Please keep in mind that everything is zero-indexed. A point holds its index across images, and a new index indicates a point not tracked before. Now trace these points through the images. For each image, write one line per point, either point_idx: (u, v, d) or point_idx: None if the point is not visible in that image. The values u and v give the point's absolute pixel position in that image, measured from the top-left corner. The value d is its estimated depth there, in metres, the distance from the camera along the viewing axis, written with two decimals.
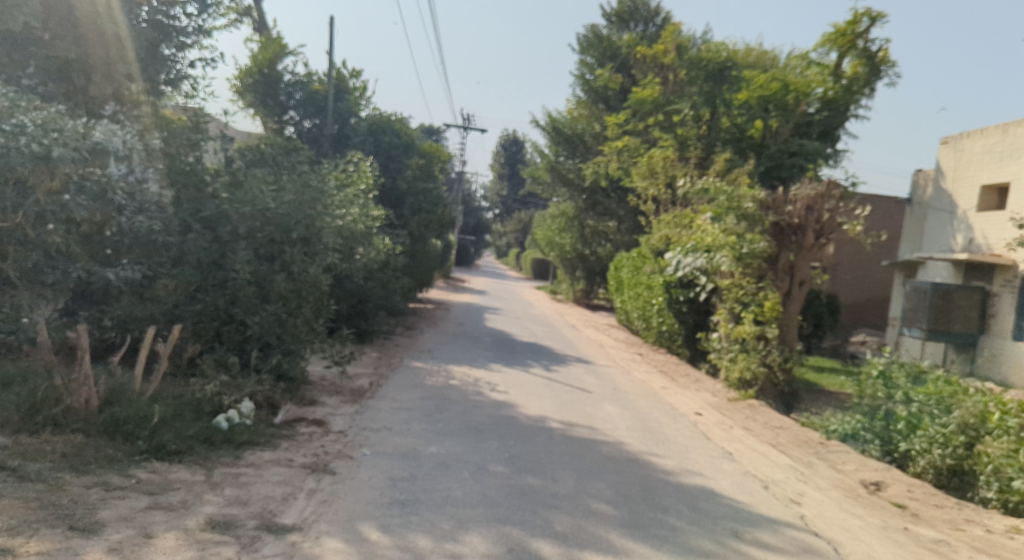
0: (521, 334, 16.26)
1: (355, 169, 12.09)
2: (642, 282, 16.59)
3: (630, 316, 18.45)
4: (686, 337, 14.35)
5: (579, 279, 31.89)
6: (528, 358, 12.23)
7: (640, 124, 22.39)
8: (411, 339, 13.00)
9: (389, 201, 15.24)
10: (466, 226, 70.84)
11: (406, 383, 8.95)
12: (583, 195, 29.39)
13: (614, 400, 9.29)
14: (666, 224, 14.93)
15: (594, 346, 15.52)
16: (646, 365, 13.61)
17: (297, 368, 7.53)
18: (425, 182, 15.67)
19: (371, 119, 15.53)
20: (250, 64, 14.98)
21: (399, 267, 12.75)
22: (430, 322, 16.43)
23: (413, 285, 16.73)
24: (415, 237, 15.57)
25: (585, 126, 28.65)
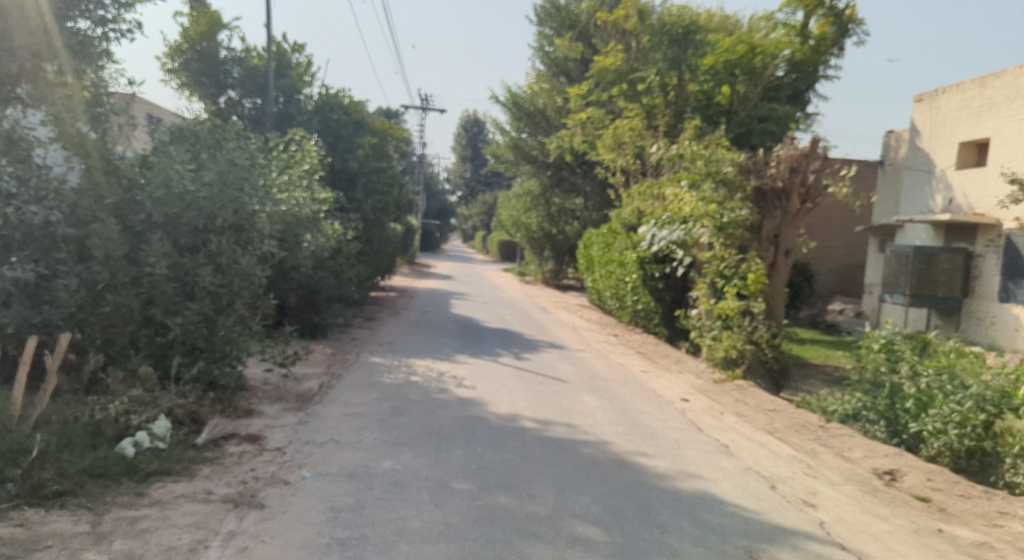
0: (488, 319, 15.38)
1: (299, 147, 11.04)
2: (613, 259, 15.85)
3: (602, 294, 17.73)
4: (663, 314, 13.64)
5: (547, 259, 31.12)
6: (497, 346, 11.36)
7: (604, 95, 21.53)
8: (371, 331, 12.05)
9: (340, 183, 14.20)
10: (430, 210, 69.54)
11: (361, 382, 8.01)
12: (548, 172, 28.51)
13: (593, 390, 8.48)
14: (636, 197, 14.15)
15: (566, 329, 14.72)
16: (623, 348, 12.85)
17: (230, 374, 6.51)
18: (379, 161, 14.62)
19: (317, 96, 14.41)
20: (178, 40, 13.67)
21: (353, 253, 11.77)
22: (391, 311, 15.46)
23: (372, 273, 15.73)
24: (370, 221, 14.55)
25: (547, 100, 27.71)
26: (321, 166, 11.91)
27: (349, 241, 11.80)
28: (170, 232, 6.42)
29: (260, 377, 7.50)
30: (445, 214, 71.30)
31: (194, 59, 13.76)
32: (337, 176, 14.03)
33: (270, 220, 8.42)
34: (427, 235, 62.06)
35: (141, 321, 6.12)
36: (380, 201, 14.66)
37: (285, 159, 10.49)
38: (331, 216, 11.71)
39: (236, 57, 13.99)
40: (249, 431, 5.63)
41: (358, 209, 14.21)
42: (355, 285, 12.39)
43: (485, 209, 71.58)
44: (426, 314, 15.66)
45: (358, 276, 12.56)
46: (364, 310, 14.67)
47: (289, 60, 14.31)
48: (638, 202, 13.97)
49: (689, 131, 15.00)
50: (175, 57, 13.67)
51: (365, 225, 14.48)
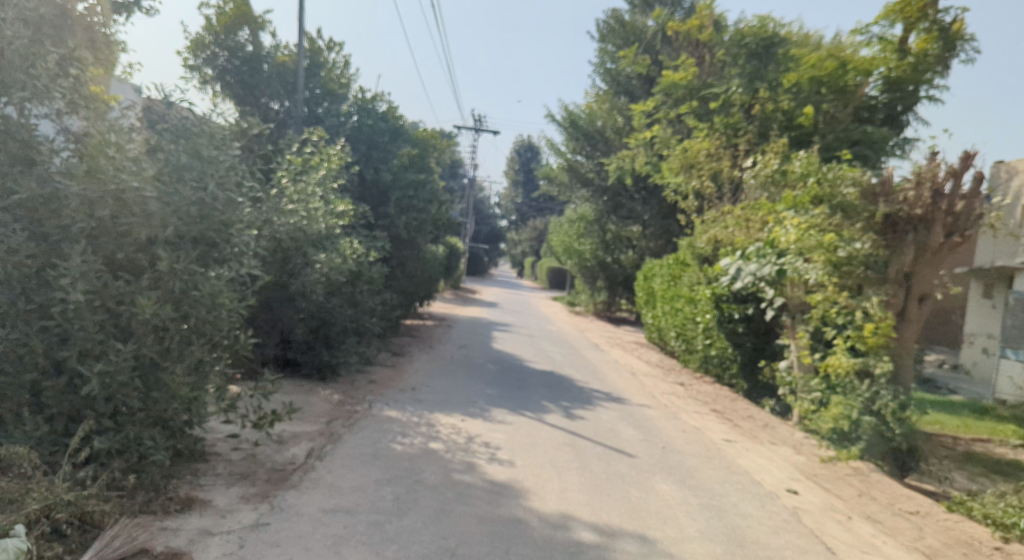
0: (534, 358, 13.45)
1: (319, 153, 9.41)
2: (680, 294, 13.75)
3: (665, 333, 15.59)
4: (740, 364, 11.41)
5: (600, 290, 29.09)
6: (543, 397, 9.40)
7: (671, 112, 19.53)
8: (395, 371, 10.23)
9: (365, 200, 12.37)
10: (479, 233, 68.22)
11: (364, 450, 6.11)
12: (604, 196, 26.64)
13: (669, 471, 6.43)
14: (717, 225, 12.09)
15: (624, 375, 12.64)
16: (694, 402, 10.71)
17: (169, 446, 4.69)
18: (417, 173, 12.89)
19: (350, 98, 12.85)
20: (204, 33, 12.38)
21: (377, 279, 10.00)
22: (424, 344, 13.66)
23: (403, 299, 14.03)
24: (402, 243, 12.78)
25: (607, 120, 25.93)
26: (345, 175, 10.25)
27: (373, 264, 10.06)
28: (102, 244, 4.70)
29: (230, 440, 5.69)
30: (493, 238, 69.92)
31: (220, 55, 12.44)
32: (367, 192, 12.32)
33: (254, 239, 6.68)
34: (475, 258, 60.70)
35: (48, 367, 4.36)
36: (416, 222, 12.84)
37: (292, 167, 8.83)
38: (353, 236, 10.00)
39: (264, 54, 12.58)
40: (168, 546, 3.75)
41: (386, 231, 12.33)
42: (378, 316, 10.63)
43: (534, 234, 69.80)
44: (464, 348, 13.81)
45: (383, 305, 10.80)
46: (392, 342, 12.90)
47: (325, 59, 12.89)
48: (718, 230, 11.91)
49: (777, 153, 12.86)
50: (199, 51, 12.37)
51: (396, 247, 12.72)
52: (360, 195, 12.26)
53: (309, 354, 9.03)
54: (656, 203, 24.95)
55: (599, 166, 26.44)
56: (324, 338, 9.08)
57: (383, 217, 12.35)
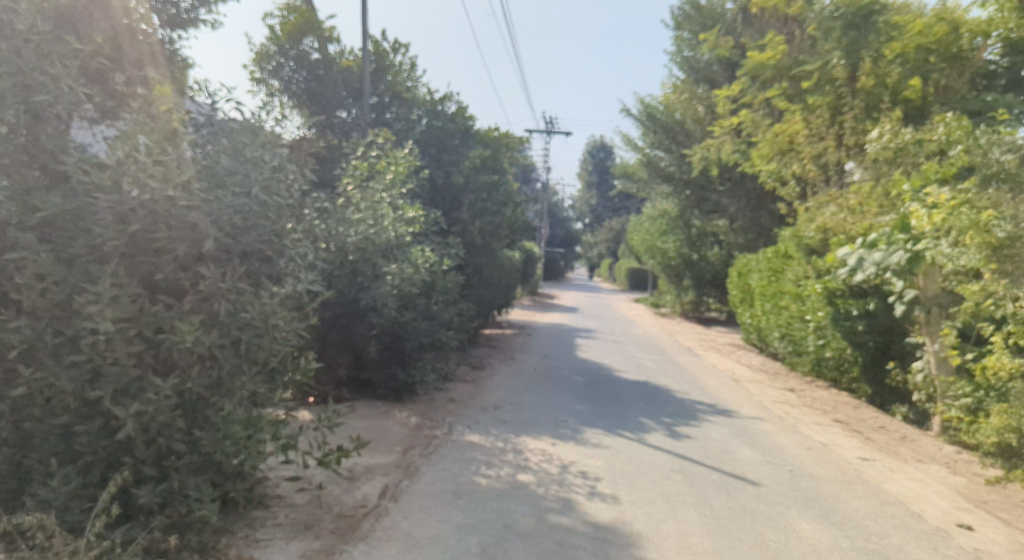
0: (625, 366, 12.47)
1: (386, 157, 8.78)
2: (784, 291, 12.44)
3: (766, 334, 14.25)
4: (862, 367, 10.06)
5: (687, 290, 27.66)
6: (640, 412, 8.43)
7: (759, 95, 18.07)
8: (476, 387, 9.48)
9: (436, 206, 11.68)
10: (555, 237, 67.35)
11: (445, 486, 5.32)
12: (687, 190, 25.28)
13: (805, 503, 5.35)
14: (830, 211, 10.75)
15: (726, 382, 11.49)
16: (811, 411, 9.48)
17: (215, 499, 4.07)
18: (491, 175, 12.14)
19: (418, 101, 12.26)
20: (268, 44, 12.12)
21: (454, 289, 9.29)
22: (506, 355, 12.91)
23: (481, 309, 13.34)
24: (478, 249, 12.04)
25: (686, 110, 24.63)
26: (415, 179, 9.59)
27: (448, 273, 9.35)
28: (137, 265, 4.12)
29: (294, 481, 5.05)
30: (570, 241, 68.91)
31: (286, 64, 12.16)
32: (439, 197, 11.67)
33: (313, 253, 6.06)
34: (552, 263, 59.88)
35: (81, 409, 3.83)
36: (492, 226, 12.08)
37: (356, 178, 8.28)
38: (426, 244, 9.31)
39: (329, 60, 12.21)
40: None
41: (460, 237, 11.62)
42: (456, 329, 9.93)
43: (612, 236, 68.31)
44: (548, 358, 12.98)
45: (460, 317, 10.09)
46: (473, 355, 12.20)
47: (390, 62, 12.38)
48: (830, 217, 10.59)
49: (894, 127, 11.36)
50: (265, 63, 12.11)
51: (473, 254, 11.99)
52: (432, 201, 11.62)
53: (384, 374, 8.43)
54: (744, 194, 23.40)
55: (680, 159, 25.11)
56: (400, 355, 8.46)
57: (457, 222, 11.67)
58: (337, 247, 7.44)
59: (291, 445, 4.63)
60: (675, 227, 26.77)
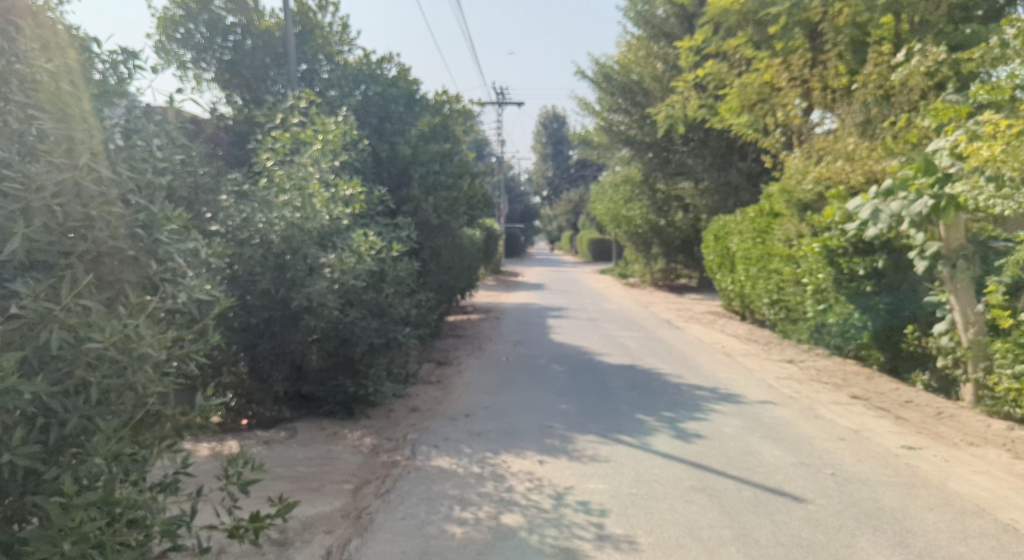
0: (606, 348, 11.27)
1: (312, 126, 7.33)
2: (774, 252, 11.39)
3: (756, 302, 13.20)
4: (872, 333, 9.02)
5: (657, 258, 26.73)
6: (635, 407, 7.22)
7: (724, 44, 16.91)
8: (442, 390, 8.16)
9: (383, 184, 10.19)
10: (514, 213, 65.92)
11: (407, 544, 4.02)
12: (650, 153, 24.22)
13: (871, 523, 4.19)
14: (828, 161, 9.83)
15: (718, 359, 10.39)
16: (822, 386, 8.42)
17: None
18: (442, 144, 10.71)
19: (353, 64, 10.71)
20: (173, 8, 10.43)
21: (408, 278, 7.91)
22: (473, 346, 11.58)
23: (442, 296, 11.97)
24: (437, 230, 10.62)
25: (643, 69, 23.48)
26: (352, 152, 8.13)
27: (400, 260, 7.94)
28: None
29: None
30: (529, 216, 67.61)
31: (196, 31, 10.51)
32: (385, 172, 10.20)
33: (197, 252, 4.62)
34: (513, 239, 58.57)
35: None
36: (448, 202, 10.66)
37: (280, 160, 6.91)
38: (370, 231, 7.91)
39: (246, 23, 10.60)
40: None
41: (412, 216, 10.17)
42: (414, 324, 8.56)
43: (571, 208, 67.22)
44: (520, 345, 11.71)
45: (420, 309, 8.72)
46: (437, 351, 10.85)
47: (317, 22, 10.82)
48: (827, 167, 9.66)
49: (885, 68, 10.48)
50: (170, 30, 10.43)
51: (430, 237, 10.57)
52: (377, 177, 10.15)
53: (329, 387, 7.04)
54: (710, 153, 22.40)
55: (641, 121, 23.98)
56: (347, 362, 7.09)
57: (406, 199, 10.19)
58: (257, 240, 6.13)
59: (178, 526, 3.24)
60: (640, 193, 25.69)
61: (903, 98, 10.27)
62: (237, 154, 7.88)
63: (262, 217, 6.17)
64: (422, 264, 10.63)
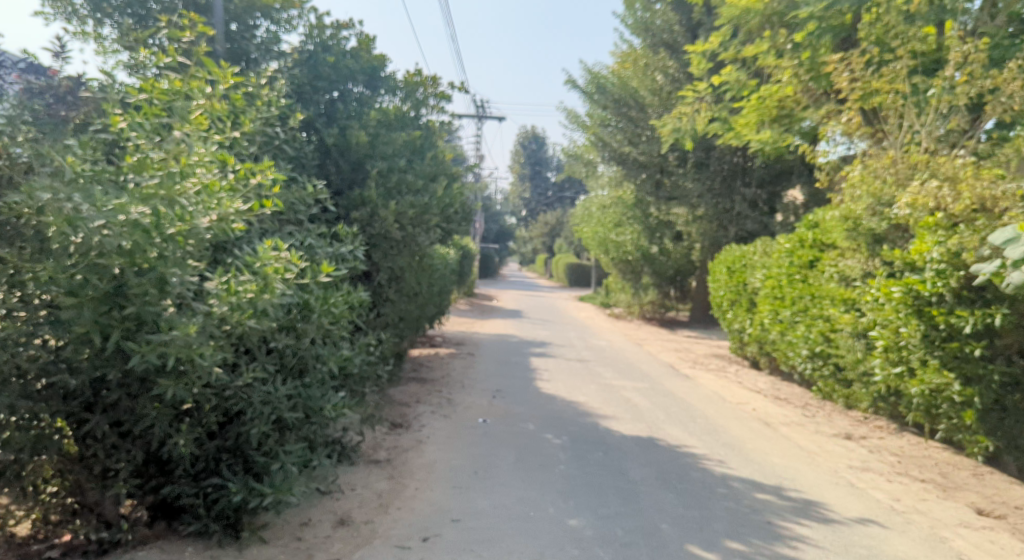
0: (611, 408, 8.81)
1: (201, 79, 4.80)
2: (825, 294, 9.09)
3: (787, 352, 10.88)
4: (977, 414, 6.66)
5: (647, 288, 24.51)
6: (682, 532, 4.73)
7: (740, 50, 14.88)
8: (390, 483, 5.60)
9: (329, 181, 7.57)
10: (489, 233, 63.49)
11: None
12: (643, 173, 22.17)
13: None
14: (918, 180, 7.59)
15: (758, 431, 8.01)
16: (923, 489, 6.03)
17: None
18: (410, 135, 8.26)
19: (303, 28, 8.25)
20: None
21: (345, 317, 5.36)
22: (439, 397, 9.02)
23: (402, 330, 9.41)
24: (405, 248, 8.00)
25: (641, 81, 21.54)
26: (271, 131, 5.58)
27: (337, 290, 5.42)
28: None
29: None
30: (504, 236, 65.28)
31: None
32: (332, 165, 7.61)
33: None
34: (486, 259, 56.15)
35: None
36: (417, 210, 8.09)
37: (146, 127, 4.32)
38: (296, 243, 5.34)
39: None
40: None
41: (366, 226, 7.54)
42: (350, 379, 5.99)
43: (547, 230, 65.21)
44: (499, 398, 9.19)
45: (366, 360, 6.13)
46: (391, 405, 8.29)
47: None
48: (922, 188, 7.39)
49: (977, 67, 8.14)
50: None
51: (394, 257, 7.91)
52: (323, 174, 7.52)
53: (204, 488, 4.45)
54: (710, 176, 20.85)
55: (635, 138, 21.94)
56: (235, 449, 4.51)
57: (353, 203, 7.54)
58: (87, 256, 3.53)
59: None
60: (631, 217, 23.32)
61: (997, 105, 8.08)
62: (99, 115, 5.26)
63: (93, 216, 3.55)
64: (377, 291, 8.01)
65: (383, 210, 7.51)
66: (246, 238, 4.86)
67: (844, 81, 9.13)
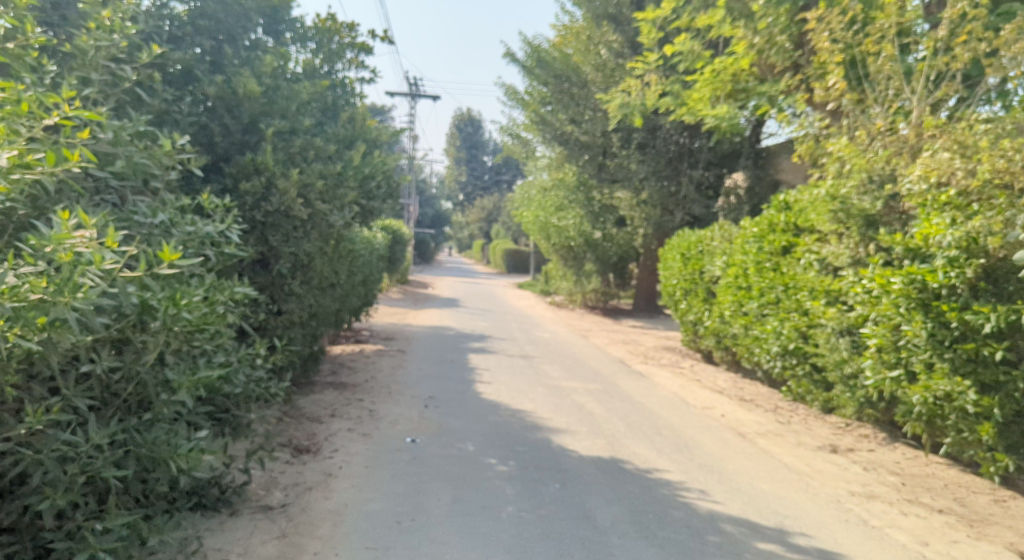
0: (564, 418, 7.52)
1: None
2: (803, 285, 8.04)
3: (753, 347, 9.86)
4: (997, 428, 5.59)
5: (590, 276, 23.52)
6: None
7: (694, 17, 13.76)
8: (279, 545, 4.12)
9: (208, 145, 5.83)
10: (424, 217, 61.40)
11: None
12: (586, 154, 21.01)
13: None
14: (922, 152, 6.52)
15: (735, 446, 6.88)
16: (946, 524, 4.97)
17: None
18: (316, 88, 6.67)
19: None
20: None
21: (208, 321, 3.80)
22: (360, 408, 7.53)
23: (314, 326, 7.82)
24: (313, 229, 6.38)
25: (583, 56, 20.33)
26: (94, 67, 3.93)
27: (200, 284, 3.86)
28: None
29: None
30: (439, 221, 63.37)
31: None
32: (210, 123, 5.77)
33: None
34: (421, 244, 54.20)
35: None
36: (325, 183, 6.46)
37: None
38: (129, 227, 3.68)
39: None
40: None
41: (260, 202, 5.85)
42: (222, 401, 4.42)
43: (483, 215, 63.83)
44: (432, 407, 7.78)
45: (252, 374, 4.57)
46: (299, 422, 6.75)
47: None
48: (931, 159, 6.31)
49: (978, 24, 7.08)
50: None
51: (301, 240, 6.22)
52: (192, 138, 5.66)
53: None
54: (655, 157, 19.94)
55: (578, 117, 20.71)
56: (18, 528, 3.01)
57: (240, 172, 5.79)
58: None
59: None
60: (573, 200, 22.01)
61: (1000, 68, 7.08)
62: None
63: None
64: (282, 282, 6.28)
65: (282, 178, 5.83)
66: (38, 212, 3.24)
67: (823, 42, 8.01)
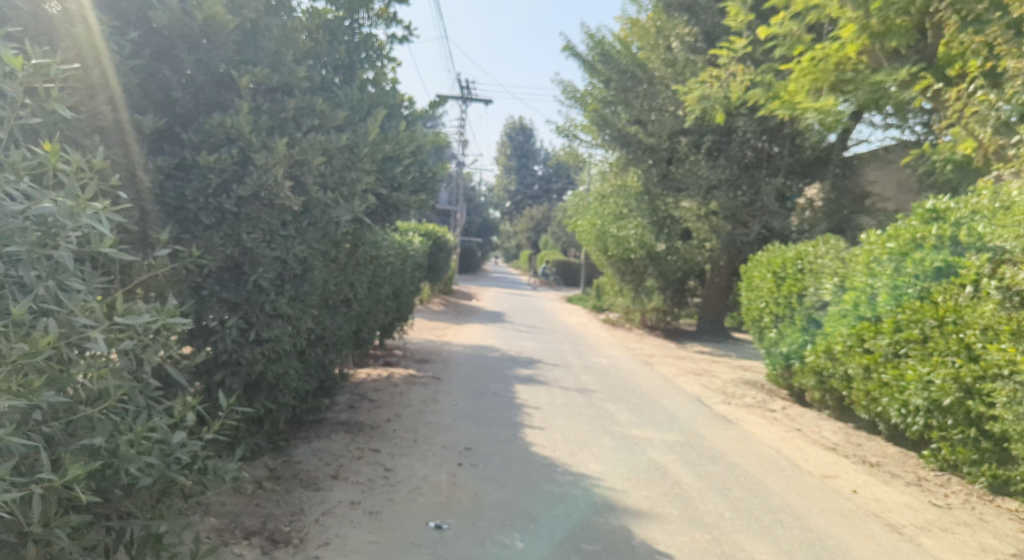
0: (644, 493, 5.57)
1: None
2: (977, 322, 5.91)
3: (878, 395, 7.74)
4: None
5: (650, 292, 21.52)
6: None
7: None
8: None
9: (164, 102, 4.09)
10: (471, 225, 59.91)
11: None
12: (651, 158, 19.07)
13: None
14: None
15: (896, 549, 4.82)
16: None
17: None
18: (327, 36, 4.95)
19: None
20: None
21: (15, 382, 1.95)
22: (372, 467, 5.71)
23: (319, 354, 6.05)
24: (308, 227, 4.62)
25: (652, 50, 18.50)
26: None
27: (29, 310, 2.06)
28: None
29: None
30: (486, 230, 61.87)
31: None
32: (168, 70, 4.03)
33: None
34: (466, 252, 52.67)
35: None
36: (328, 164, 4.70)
37: None
38: None
39: None
40: None
41: (230, 184, 4.09)
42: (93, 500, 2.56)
43: (532, 225, 62.23)
44: (468, 467, 5.91)
45: (173, 459, 2.76)
46: (285, 490, 4.97)
47: None
48: None
49: None
50: None
51: (291, 241, 4.45)
52: (138, 90, 3.94)
53: None
54: (728, 163, 17.91)
55: (644, 117, 18.75)
56: None
57: (206, 142, 4.05)
58: None
59: None
60: (635, 208, 20.01)
61: None
62: None
63: None
64: (264, 302, 4.41)
65: (260, 154, 4.07)
66: None
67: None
